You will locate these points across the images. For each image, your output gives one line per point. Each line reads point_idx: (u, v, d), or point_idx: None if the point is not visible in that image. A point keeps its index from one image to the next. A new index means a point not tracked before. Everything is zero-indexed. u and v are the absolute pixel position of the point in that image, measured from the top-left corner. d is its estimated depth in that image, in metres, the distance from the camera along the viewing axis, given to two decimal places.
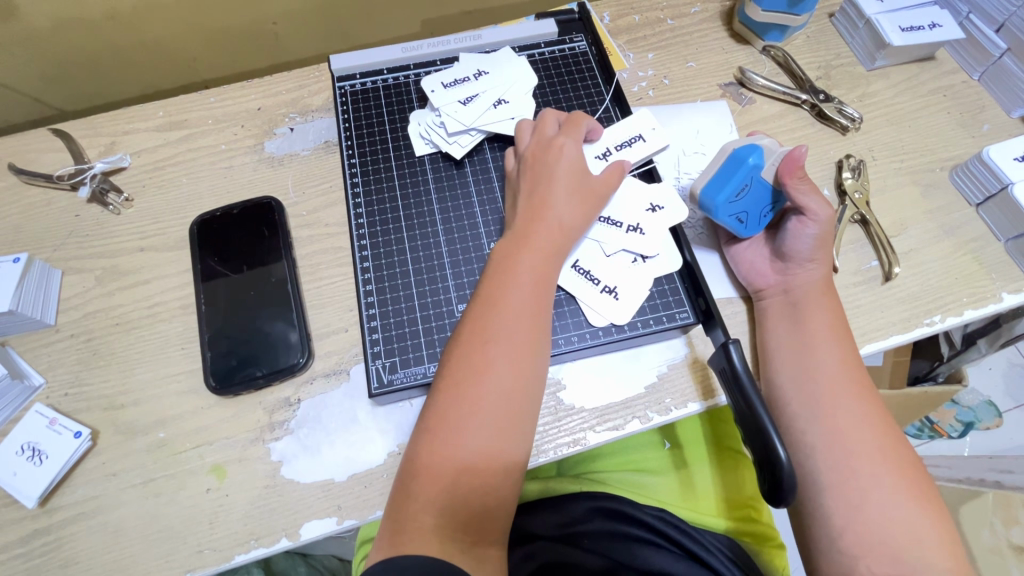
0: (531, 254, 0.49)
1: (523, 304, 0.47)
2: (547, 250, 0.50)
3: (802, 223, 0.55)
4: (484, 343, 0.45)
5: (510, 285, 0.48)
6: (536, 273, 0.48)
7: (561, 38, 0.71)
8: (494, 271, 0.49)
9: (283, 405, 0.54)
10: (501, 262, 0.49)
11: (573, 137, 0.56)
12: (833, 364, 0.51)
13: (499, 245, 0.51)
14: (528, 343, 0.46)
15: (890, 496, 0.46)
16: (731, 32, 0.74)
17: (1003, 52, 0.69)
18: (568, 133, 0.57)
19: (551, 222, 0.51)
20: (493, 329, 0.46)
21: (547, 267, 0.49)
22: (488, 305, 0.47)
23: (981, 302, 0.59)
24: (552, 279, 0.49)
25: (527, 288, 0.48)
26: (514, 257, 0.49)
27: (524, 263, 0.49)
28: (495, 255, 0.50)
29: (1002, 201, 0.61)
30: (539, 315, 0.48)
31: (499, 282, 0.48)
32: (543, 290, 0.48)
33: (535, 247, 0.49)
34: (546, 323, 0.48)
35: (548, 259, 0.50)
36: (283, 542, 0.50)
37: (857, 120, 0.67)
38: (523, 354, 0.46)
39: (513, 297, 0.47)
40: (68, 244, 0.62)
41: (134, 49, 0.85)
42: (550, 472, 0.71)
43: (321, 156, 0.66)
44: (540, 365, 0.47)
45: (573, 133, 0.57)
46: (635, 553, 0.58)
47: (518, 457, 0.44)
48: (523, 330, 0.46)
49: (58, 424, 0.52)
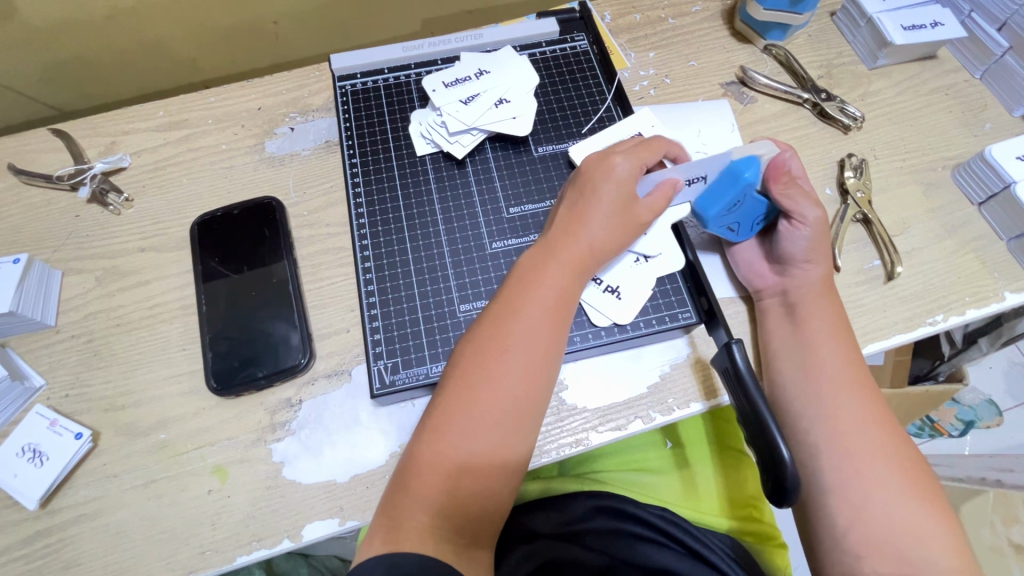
0: (559, 268, 0.48)
1: (544, 318, 0.47)
2: (575, 268, 0.49)
3: (792, 225, 0.54)
4: (499, 349, 0.45)
5: (534, 298, 0.47)
6: (561, 292, 0.48)
7: (562, 38, 0.70)
8: (519, 280, 0.49)
9: (284, 406, 0.54)
10: (527, 271, 0.49)
11: (634, 156, 0.52)
12: (836, 364, 0.51)
13: (528, 253, 0.51)
14: (544, 357, 0.46)
15: (894, 496, 0.46)
16: (733, 31, 0.74)
17: (1004, 50, 0.68)
18: (630, 152, 0.52)
19: (582, 240, 0.49)
20: (511, 337, 0.46)
21: (572, 286, 0.49)
22: (508, 312, 0.47)
23: (983, 301, 0.59)
24: (574, 297, 0.49)
25: (549, 303, 0.47)
26: (541, 269, 0.49)
27: (552, 279, 0.48)
28: (521, 264, 0.50)
29: (1004, 200, 0.61)
30: (558, 330, 0.47)
31: (523, 292, 0.48)
32: (564, 308, 0.48)
33: (562, 261, 0.49)
34: (563, 344, 0.48)
35: (575, 277, 0.49)
36: (285, 543, 0.50)
37: (859, 119, 0.67)
38: (536, 364, 0.45)
39: (536, 310, 0.47)
40: (68, 244, 0.61)
41: (134, 49, 0.85)
42: (552, 472, 0.71)
43: (322, 156, 0.66)
44: (552, 379, 0.46)
45: (640, 155, 0.52)
46: (637, 550, 0.58)
47: (518, 462, 0.44)
48: (540, 342, 0.46)
49: (59, 425, 0.52)
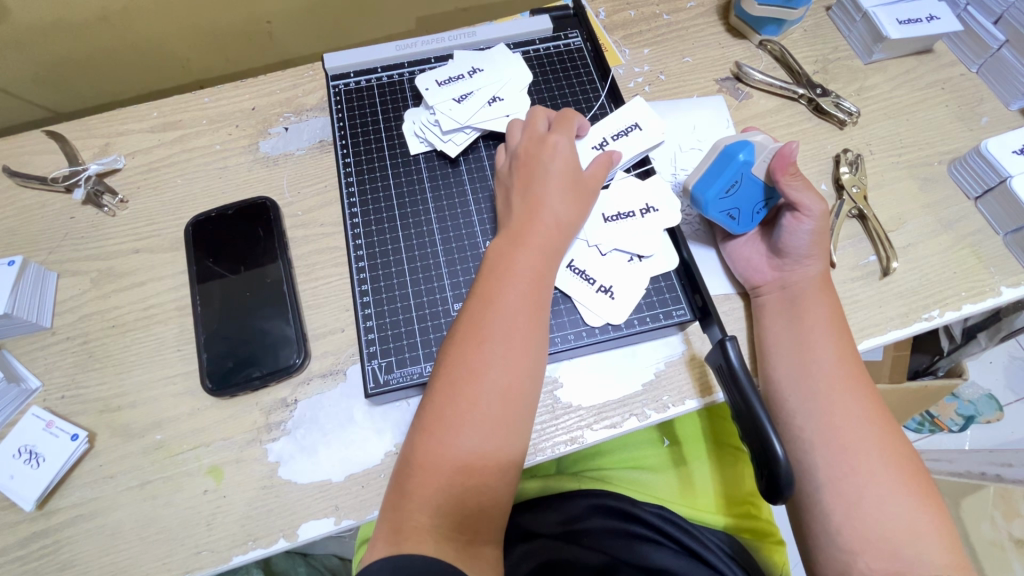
0: (530, 253, 0.49)
1: (521, 304, 0.47)
2: (545, 248, 0.50)
3: (797, 218, 0.54)
4: (476, 342, 0.45)
5: (506, 284, 0.47)
6: (533, 273, 0.48)
7: (556, 35, 0.70)
8: (491, 270, 0.49)
9: (280, 406, 0.54)
10: (498, 261, 0.49)
11: (562, 135, 0.56)
12: (830, 360, 0.51)
13: (497, 244, 0.51)
14: (527, 341, 0.46)
15: (887, 492, 0.46)
16: (728, 26, 0.74)
17: (1002, 43, 0.68)
18: (560, 130, 0.56)
19: (548, 221, 0.50)
20: (488, 328, 0.45)
21: (544, 268, 0.49)
22: (481, 303, 0.47)
23: (979, 296, 0.59)
24: (549, 278, 0.49)
25: (524, 286, 0.47)
26: (510, 257, 0.49)
27: (522, 261, 0.48)
28: (490, 254, 0.50)
29: (1001, 194, 0.61)
30: (534, 310, 0.47)
31: (496, 282, 0.48)
32: (540, 288, 0.48)
33: (533, 245, 0.49)
34: (543, 323, 0.48)
35: (545, 257, 0.49)
36: (281, 543, 0.50)
37: (854, 114, 0.67)
38: (517, 350, 0.45)
39: (511, 294, 0.47)
40: (63, 246, 0.62)
41: (125, 49, 0.84)
42: (549, 469, 0.70)
43: (316, 156, 0.66)
44: (537, 365, 0.46)
45: (564, 131, 0.56)
46: (637, 551, 0.58)
47: (513, 455, 0.44)
48: (520, 327, 0.46)
49: (55, 427, 0.52)
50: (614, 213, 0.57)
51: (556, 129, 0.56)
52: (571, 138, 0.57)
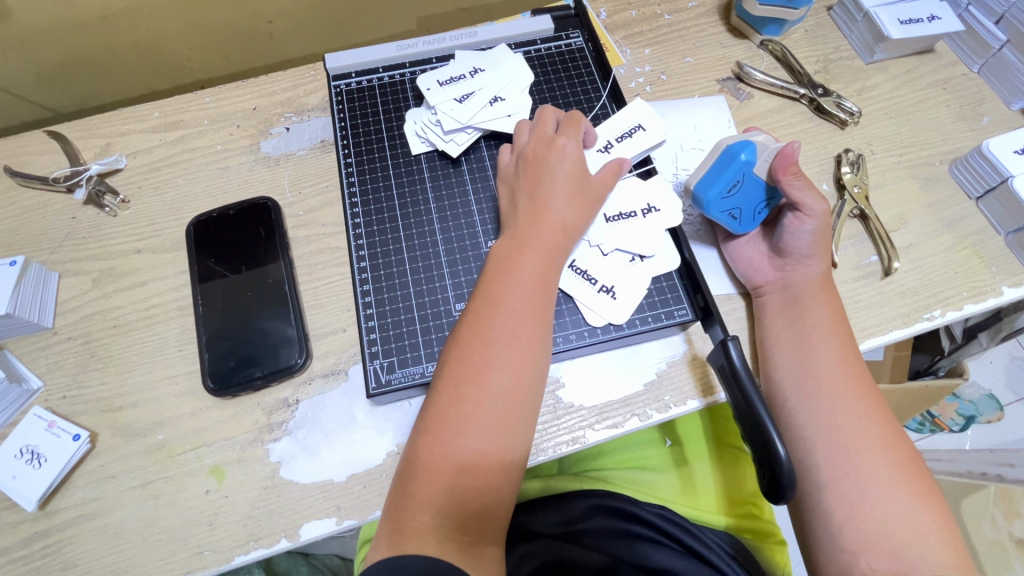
0: (535, 254, 0.49)
1: (526, 306, 0.47)
2: (549, 250, 0.50)
3: (798, 218, 0.54)
4: (481, 343, 0.45)
5: (511, 285, 0.47)
6: (538, 275, 0.48)
7: (557, 35, 0.70)
8: (496, 271, 0.49)
9: (282, 406, 0.54)
10: (503, 262, 0.49)
11: (569, 137, 0.56)
12: (833, 360, 0.51)
13: (501, 245, 0.51)
14: (531, 343, 0.46)
15: (888, 491, 0.46)
16: (729, 26, 0.74)
17: (1003, 43, 0.68)
18: (568, 132, 0.56)
19: (553, 223, 0.51)
20: (494, 329, 0.46)
21: (549, 270, 0.49)
22: (486, 304, 0.47)
23: (980, 296, 0.59)
24: (553, 280, 0.49)
25: (530, 288, 0.47)
26: (515, 258, 0.49)
27: (527, 263, 0.48)
28: (495, 254, 0.50)
29: (1002, 193, 0.61)
30: (539, 312, 0.47)
31: (501, 283, 0.48)
32: (544, 290, 0.48)
33: (538, 247, 0.49)
34: (548, 326, 0.48)
35: (550, 259, 0.49)
36: (283, 542, 0.50)
37: (856, 114, 0.67)
38: (522, 352, 0.45)
39: (516, 296, 0.47)
40: (65, 246, 0.62)
41: (127, 50, 0.84)
42: (551, 469, 0.71)
43: (318, 156, 0.66)
44: (541, 367, 0.46)
45: (572, 133, 0.56)
46: (638, 551, 0.58)
47: (516, 457, 0.44)
48: (525, 329, 0.46)
49: (57, 427, 0.52)
50: (616, 214, 0.57)
51: (564, 131, 0.56)
52: (578, 140, 0.57)
